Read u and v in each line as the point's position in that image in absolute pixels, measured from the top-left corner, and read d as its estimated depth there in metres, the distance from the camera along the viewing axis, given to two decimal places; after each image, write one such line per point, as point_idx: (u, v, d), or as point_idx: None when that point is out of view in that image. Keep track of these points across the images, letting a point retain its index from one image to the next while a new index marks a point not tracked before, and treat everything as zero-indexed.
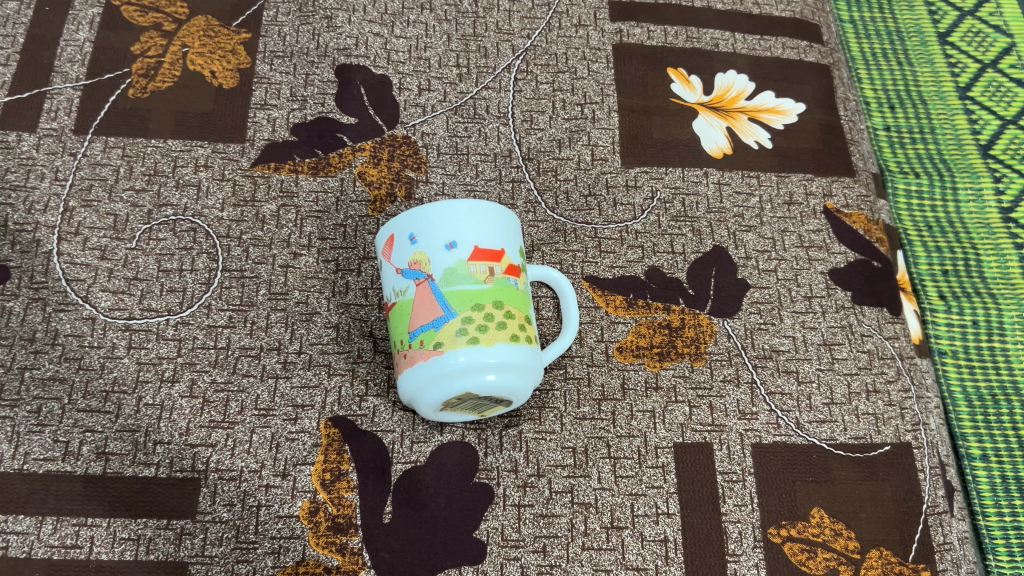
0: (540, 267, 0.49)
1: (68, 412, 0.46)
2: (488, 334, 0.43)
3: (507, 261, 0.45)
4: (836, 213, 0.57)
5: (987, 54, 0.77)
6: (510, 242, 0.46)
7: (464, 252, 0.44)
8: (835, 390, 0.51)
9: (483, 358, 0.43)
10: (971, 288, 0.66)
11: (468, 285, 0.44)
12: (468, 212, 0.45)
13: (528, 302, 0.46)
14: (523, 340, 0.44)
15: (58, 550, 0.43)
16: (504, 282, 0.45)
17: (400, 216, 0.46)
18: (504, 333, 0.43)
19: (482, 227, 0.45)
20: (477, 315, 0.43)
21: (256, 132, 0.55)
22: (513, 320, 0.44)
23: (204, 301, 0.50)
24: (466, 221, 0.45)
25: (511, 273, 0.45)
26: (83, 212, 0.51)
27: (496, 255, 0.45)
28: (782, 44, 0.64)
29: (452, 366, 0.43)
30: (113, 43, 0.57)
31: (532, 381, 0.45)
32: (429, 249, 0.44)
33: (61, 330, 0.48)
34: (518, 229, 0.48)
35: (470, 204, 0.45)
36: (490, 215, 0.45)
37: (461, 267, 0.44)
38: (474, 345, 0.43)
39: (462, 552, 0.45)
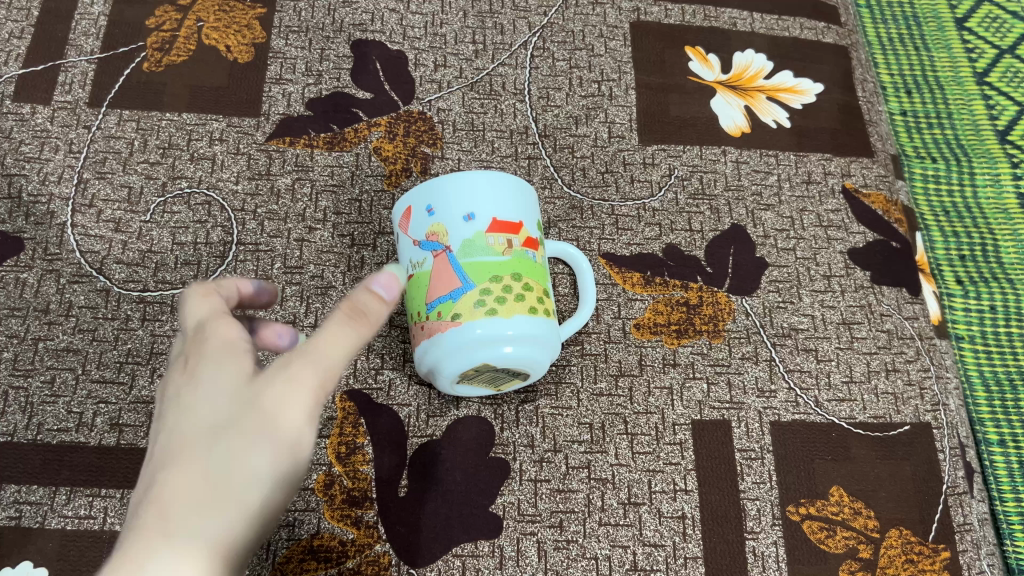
0: (557, 243, 0.49)
1: (82, 383, 0.46)
2: (506, 305, 0.42)
3: (524, 234, 0.45)
4: (854, 193, 0.57)
5: (1004, 40, 0.76)
6: (528, 215, 0.46)
7: (483, 224, 0.44)
8: (854, 369, 0.51)
9: (501, 329, 0.42)
10: (988, 273, 0.66)
11: (485, 256, 0.43)
12: (486, 184, 0.44)
13: (546, 276, 0.46)
14: (541, 313, 0.44)
15: (71, 520, 0.43)
16: (521, 255, 0.44)
17: (418, 188, 0.45)
18: (522, 305, 0.43)
19: (499, 200, 0.45)
20: (495, 287, 0.43)
21: (271, 107, 0.54)
22: (531, 293, 0.44)
23: (219, 274, 0.49)
24: (485, 194, 0.44)
25: (528, 246, 0.45)
26: (97, 184, 0.51)
27: (514, 228, 0.44)
28: (800, 25, 0.63)
29: (470, 338, 0.42)
30: (128, 16, 0.56)
31: (550, 355, 0.45)
32: (447, 220, 0.44)
33: (75, 301, 0.48)
34: (535, 204, 0.47)
35: (488, 176, 0.45)
36: (507, 189, 0.45)
37: (479, 238, 0.43)
38: (492, 316, 0.42)
39: (478, 527, 0.44)
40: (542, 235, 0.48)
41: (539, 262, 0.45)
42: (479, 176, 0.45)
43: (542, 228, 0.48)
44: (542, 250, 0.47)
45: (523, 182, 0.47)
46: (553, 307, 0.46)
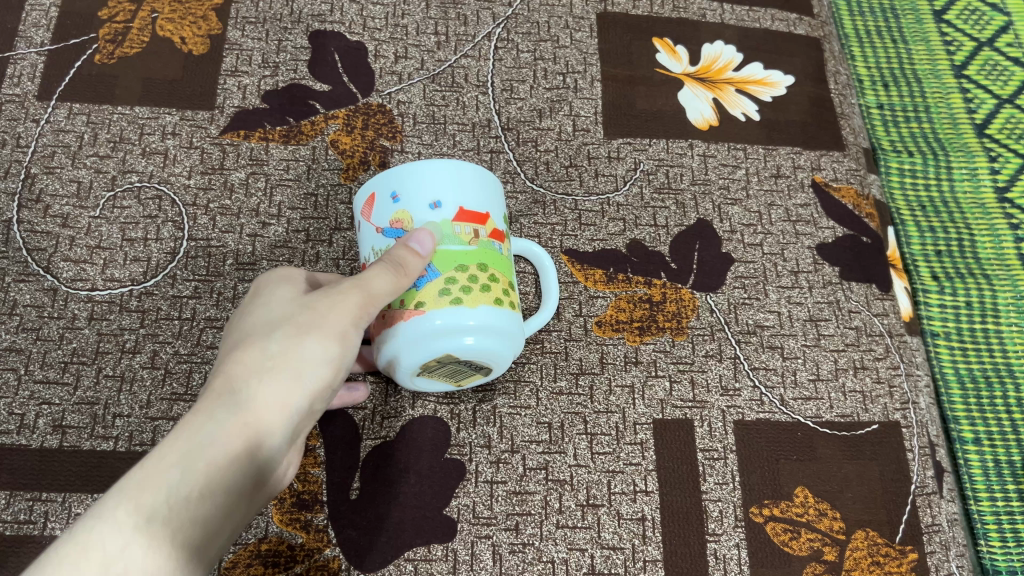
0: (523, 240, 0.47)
1: (25, 383, 0.45)
2: (472, 295, 0.41)
3: (491, 226, 0.43)
4: (824, 186, 0.56)
5: (983, 32, 0.75)
6: (493, 206, 0.44)
7: (450, 212, 0.42)
8: (821, 366, 0.50)
9: (465, 319, 0.40)
10: (964, 269, 0.65)
11: (451, 244, 0.42)
12: (455, 171, 0.43)
13: (510, 269, 0.44)
14: (507, 305, 0.42)
15: (11, 525, 0.42)
16: (488, 246, 0.43)
17: (381, 175, 0.44)
18: (488, 296, 0.41)
19: (466, 189, 0.43)
20: (460, 276, 0.41)
21: (225, 100, 0.53)
22: (497, 285, 0.42)
23: (170, 271, 0.48)
24: (452, 181, 0.43)
25: (495, 238, 0.43)
26: (45, 178, 0.50)
27: (481, 218, 0.43)
28: (772, 16, 0.62)
29: (433, 327, 0.40)
30: (80, 7, 0.55)
31: (513, 350, 0.43)
32: (413, 208, 0.42)
33: (20, 300, 0.47)
34: (501, 198, 0.46)
35: (455, 164, 0.43)
36: (473, 179, 0.44)
37: (445, 226, 0.42)
38: (457, 306, 0.40)
39: (432, 530, 0.43)
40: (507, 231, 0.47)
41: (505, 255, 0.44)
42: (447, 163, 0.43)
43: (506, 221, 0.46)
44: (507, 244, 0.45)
45: (487, 172, 0.45)
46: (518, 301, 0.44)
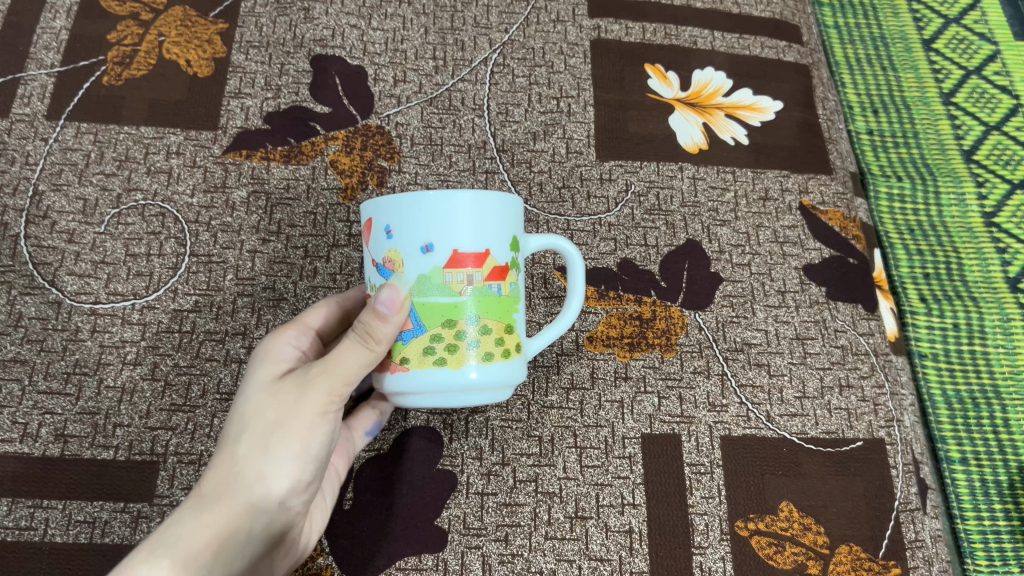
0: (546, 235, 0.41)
1: (29, 394, 0.46)
2: (457, 355, 0.37)
3: (490, 265, 0.37)
4: (811, 209, 0.57)
5: (971, 61, 0.77)
6: (496, 238, 0.38)
7: (441, 257, 0.36)
8: (807, 384, 0.51)
9: (447, 380, 0.37)
10: (952, 291, 0.66)
11: (440, 296, 0.37)
12: (451, 207, 0.36)
13: (515, 302, 0.39)
14: (501, 356, 0.38)
15: (12, 531, 0.43)
16: (484, 292, 0.37)
17: (377, 199, 0.38)
18: (475, 354, 0.38)
19: (462, 226, 0.37)
20: (448, 333, 0.37)
21: (229, 121, 0.54)
22: (489, 336, 0.38)
23: (171, 286, 0.49)
24: (445, 220, 0.36)
25: (494, 278, 0.38)
26: (52, 195, 0.51)
27: (477, 260, 0.37)
28: (761, 44, 0.63)
29: (414, 386, 0.38)
30: (89, 31, 0.57)
31: (508, 387, 0.41)
32: (404, 249, 0.37)
33: (25, 312, 0.48)
34: (512, 212, 0.39)
35: (452, 196, 0.36)
36: (474, 211, 0.37)
37: (435, 276, 0.37)
38: (439, 368, 0.37)
39: (424, 540, 0.44)
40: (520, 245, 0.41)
41: (506, 293, 0.38)
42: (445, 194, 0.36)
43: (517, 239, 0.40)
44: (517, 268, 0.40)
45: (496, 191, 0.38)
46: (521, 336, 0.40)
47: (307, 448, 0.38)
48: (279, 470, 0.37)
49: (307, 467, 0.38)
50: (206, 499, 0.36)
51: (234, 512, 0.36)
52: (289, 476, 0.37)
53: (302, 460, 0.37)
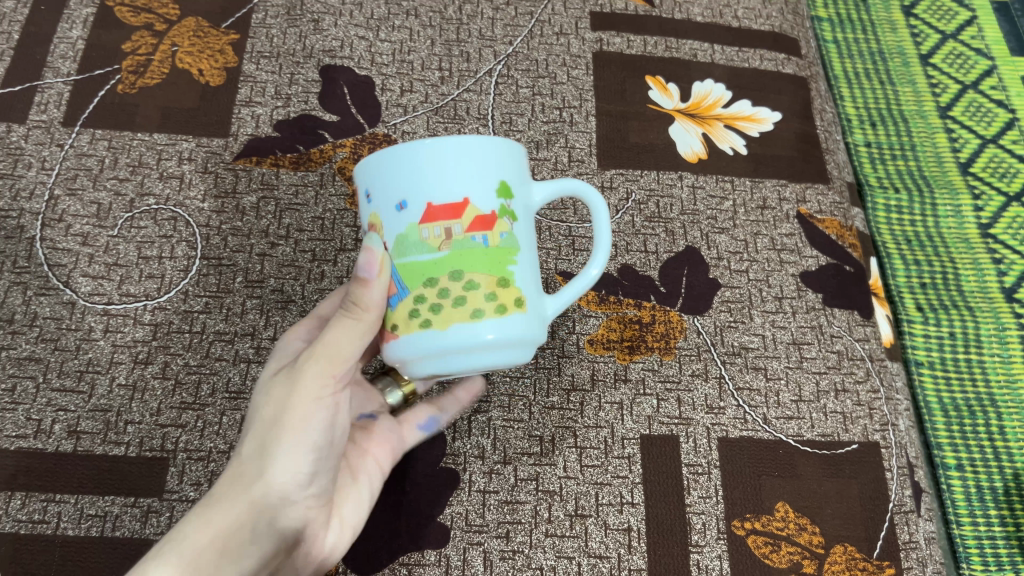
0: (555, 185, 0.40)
1: (42, 391, 0.47)
2: (442, 314, 0.36)
3: (469, 215, 0.35)
4: (808, 218, 0.58)
5: (967, 75, 0.78)
6: (476, 184, 0.36)
7: (415, 212, 0.35)
8: (803, 388, 0.52)
9: (434, 342, 0.36)
10: (948, 301, 0.67)
11: (419, 254, 0.36)
12: (417, 157, 0.35)
13: (512, 253, 0.37)
14: (493, 312, 0.36)
15: (25, 524, 0.44)
16: (465, 244, 0.36)
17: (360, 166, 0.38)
18: (463, 311, 0.36)
19: (433, 177, 0.35)
20: (430, 292, 0.36)
21: (239, 128, 0.56)
22: (478, 292, 0.36)
23: (182, 287, 0.51)
24: (414, 173, 0.35)
25: (476, 229, 0.36)
26: (67, 200, 0.53)
27: (451, 211, 0.35)
28: (760, 57, 0.65)
29: (407, 353, 0.37)
30: (105, 41, 0.58)
31: (519, 350, 0.38)
32: (382, 211, 0.37)
33: (40, 312, 0.49)
34: (502, 158, 0.37)
35: (418, 145, 0.35)
36: (445, 158, 0.35)
37: (411, 233, 0.36)
38: (426, 330, 0.36)
39: (426, 536, 0.45)
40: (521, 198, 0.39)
41: (495, 245, 0.36)
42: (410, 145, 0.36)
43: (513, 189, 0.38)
44: (514, 219, 0.37)
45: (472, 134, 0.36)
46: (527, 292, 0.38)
47: (302, 437, 0.38)
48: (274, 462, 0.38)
49: (306, 456, 0.39)
50: (210, 497, 0.38)
51: (234, 506, 0.37)
52: (286, 467, 0.38)
53: (299, 449, 0.38)
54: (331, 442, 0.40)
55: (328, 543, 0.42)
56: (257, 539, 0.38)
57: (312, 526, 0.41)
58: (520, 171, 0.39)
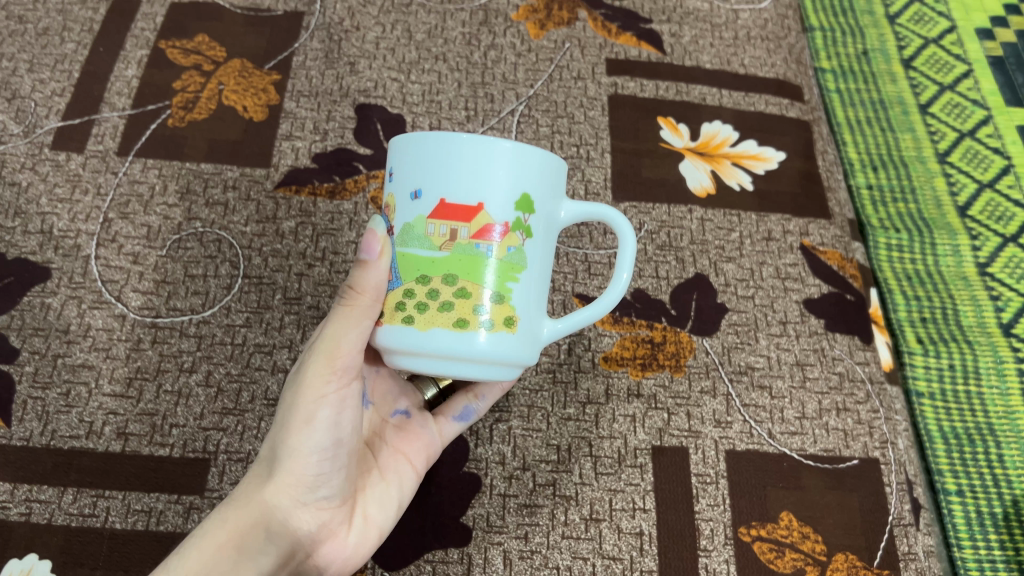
0: (595, 210, 0.42)
1: (94, 395, 0.51)
2: (426, 315, 0.37)
3: (478, 222, 0.37)
4: (811, 249, 0.62)
5: (965, 124, 0.80)
6: (494, 191, 0.37)
7: (427, 205, 0.37)
8: (806, 406, 0.55)
9: (414, 340, 0.38)
10: (948, 335, 0.69)
11: (419, 247, 0.37)
12: (440, 150, 0.37)
13: (513, 270, 0.38)
14: (475, 326, 0.37)
15: (76, 517, 0.47)
16: (466, 249, 0.37)
17: (398, 137, 0.39)
18: (447, 318, 0.37)
19: (454, 175, 0.37)
20: (420, 289, 0.37)
21: (280, 160, 0.60)
22: (465, 302, 0.37)
23: (225, 303, 0.54)
24: (436, 165, 0.37)
25: (481, 238, 0.37)
26: (120, 222, 0.57)
27: (462, 214, 0.37)
28: (765, 101, 0.69)
29: (389, 343, 0.39)
30: (157, 79, 0.63)
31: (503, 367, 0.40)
32: (400, 195, 0.38)
33: (93, 324, 0.53)
34: (531, 170, 0.38)
35: (445, 137, 0.37)
36: (469, 157, 0.37)
37: (419, 225, 0.37)
38: (407, 327, 0.38)
39: (449, 535, 0.48)
40: (546, 216, 0.40)
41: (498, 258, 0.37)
42: (440, 137, 0.37)
43: (537, 206, 0.39)
44: (528, 237, 0.38)
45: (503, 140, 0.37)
46: (522, 314, 0.39)
47: (304, 440, 0.40)
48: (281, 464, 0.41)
49: (310, 459, 0.41)
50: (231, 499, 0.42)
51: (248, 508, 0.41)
52: (292, 468, 0.40)
53: (302, 450, 0.40)
54: (338, 441, 0.41)
55: (350, 540, 0.44)
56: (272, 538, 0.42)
57: (332, 524, 0.43)
58: (553, 190, 0.40)
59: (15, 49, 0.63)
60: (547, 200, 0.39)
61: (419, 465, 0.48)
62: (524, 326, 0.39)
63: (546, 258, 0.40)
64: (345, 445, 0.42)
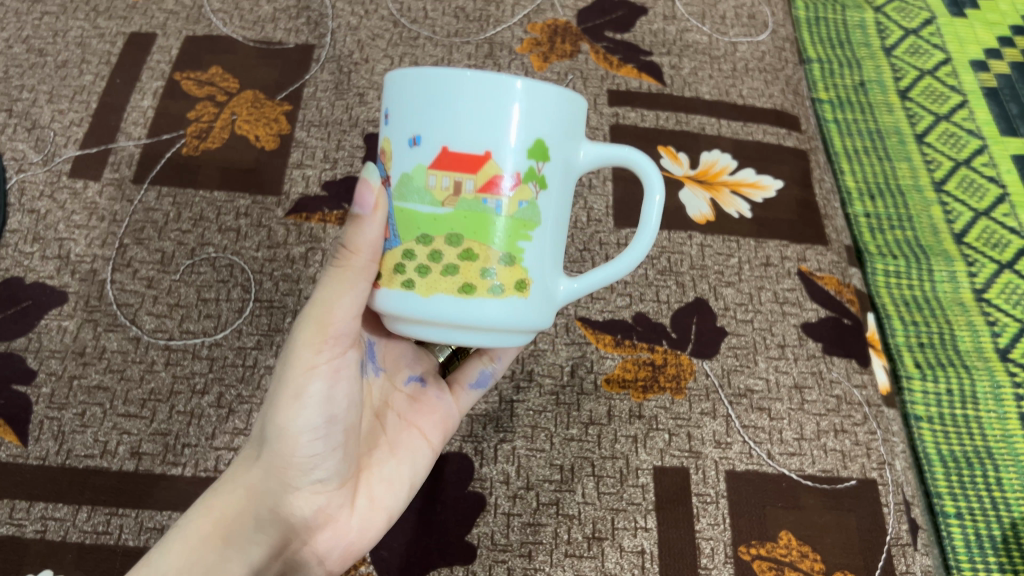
0: (619, 154, 0.40)
1: (109, 416, 0.52)
2: (428, 280, 0.37)
3: (484, 174, 0.35)
4: (809, 275, 0.63)
5: (960, 153, 0.81)
6: (503, 138, 0.35)
7: (429, 153, 0.35)
8: (805, 427, 0.56)
9: (417, 307, 0.38)
10: (946, 359, 0.68)
11: (420, 203, 0.36)
12: (442, 91, 0.35)
13: (523, 225, 0.37)
14: (480, 291, 0.37)
15: (90, 534, 0.49)
16: (471, 205, 0.36)
17: (395, 71, 0.37)
18: (451, 283, 0.37)
19: (457, 120, 0.35)
20: (422, 250, 0.37)
21: (291, 188, 0.62)
22: (471, 265, 0.37)
23: (236, 326, 0.56)
24: (437, 108, 0.35)
25: (488, 192, 0.36)
26: (135, 248, 0.58)
27: (467, 164, 0.35)
28: (763, 131, 0.71)
29: (390, 307, 0.38)
30: (172, 110, 0.65)
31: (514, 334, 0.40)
32: (397, 140, 0.37)
33: (108, 346, 0.54)
34: (546, 109, 0.36)
35: (448, 76, 0.35)
36: (476, 101, 0.35)
37: (419, 177, 0.36)
38: (409, 292, 0.37)
39: (455, 553, 0.49)
40: (562, 163, 0.38)
41: (506, 215, 0.36)
42: (442, 74, 0.35)
43: (552, 154, 0.37)
44: (541, 188, 0.37)
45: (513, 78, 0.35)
46: (534, 277, 0.38)
47: (295, 418, 0.41)
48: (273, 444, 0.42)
49: (303, 436, 0.41)
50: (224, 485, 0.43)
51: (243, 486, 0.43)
52: (287, 444, 0.41)
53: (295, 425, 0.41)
54: (332, 416, 0.42)
55: (351, 516, 0.45)
56: (262, 525, 0.43)
57: (334, 502, 0.44)
58: (569, 131, 0.38)
59: (35, 81, 0.65)
60: (564, 142, 0.38)
61: (434, 440, 0.49)
62: (537, 288, 0.39)
63: (562, 207, 0.39)
64: (340, 420, 0.42)
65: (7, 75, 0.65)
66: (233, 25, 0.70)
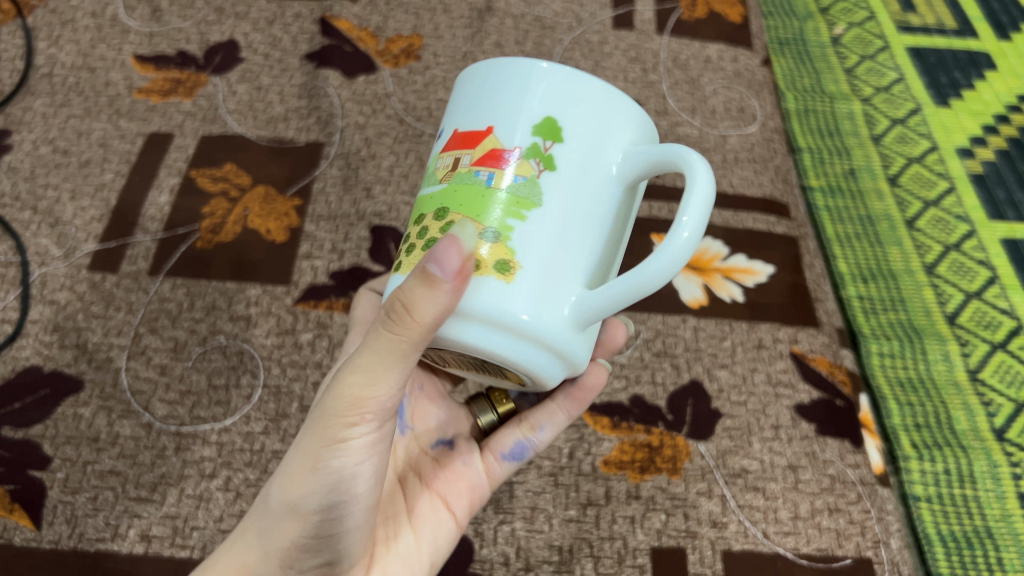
0: (670, 153, 0.36)
1: (120, 499, 0.54)
2: (412, 258, 0.38)
3: (482, 148, 0.37)
4: (801, 357, 0.65)
5: (951, 237, 0.78)
6: (509, 116, 0.37)
7: (448, 139, 0.39)
8: (799, 506, 0.57)
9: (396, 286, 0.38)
10: (942, 440, 0.64)
11: (431, 186, 0.39)
12: (473, 84, 0.39)
13: (514, 202, 0.35)
14: None
15: None
16: (464, 178, 0.37)
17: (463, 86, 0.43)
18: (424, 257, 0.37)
19: (473, 107, 0.38)
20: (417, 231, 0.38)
21: (299, 277, 0.65)
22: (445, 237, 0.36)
23: (245, 412, 0.58)
24: (465, 100, 0.39)
25: (482, 165, 0.36)
26: (149, 337, 0.61)
27: (467, 141, 0.37)
28: (754, 218, 0.74)
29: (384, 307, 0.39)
30: (187, 205, 0.68)
31: (499, 335, 0.35)
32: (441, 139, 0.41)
33: (121, 432, 0.56)
34: (551, 91, 0.37)
35: (480, 70, 0.39)
36: (490, 84, 0.38)
37: (438, 162, 0.39)
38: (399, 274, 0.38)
39: None
40: (588, 153, 0.37)
41: (497, 188, 0.36)
42: (474, 71, 0.40)
43: (568, 137, 0.36)
44: (548, 169, 0.36)
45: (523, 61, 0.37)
46: (523, 262, 0.35)
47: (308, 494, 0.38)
48: (276, 523, 0.40)
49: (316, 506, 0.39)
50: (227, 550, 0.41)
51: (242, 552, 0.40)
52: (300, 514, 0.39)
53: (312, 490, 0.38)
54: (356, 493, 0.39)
55: None
56: None
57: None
58: (600, 125, 0.37)
59: (60, 179, 0.69)
60: (591, 134, 0.37)
61: (459, 511, 0.50)
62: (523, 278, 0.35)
63: (590, 202, 0.37)
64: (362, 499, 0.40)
65: (33, 173, 0.69)
66: (247, 124, 0.74)
